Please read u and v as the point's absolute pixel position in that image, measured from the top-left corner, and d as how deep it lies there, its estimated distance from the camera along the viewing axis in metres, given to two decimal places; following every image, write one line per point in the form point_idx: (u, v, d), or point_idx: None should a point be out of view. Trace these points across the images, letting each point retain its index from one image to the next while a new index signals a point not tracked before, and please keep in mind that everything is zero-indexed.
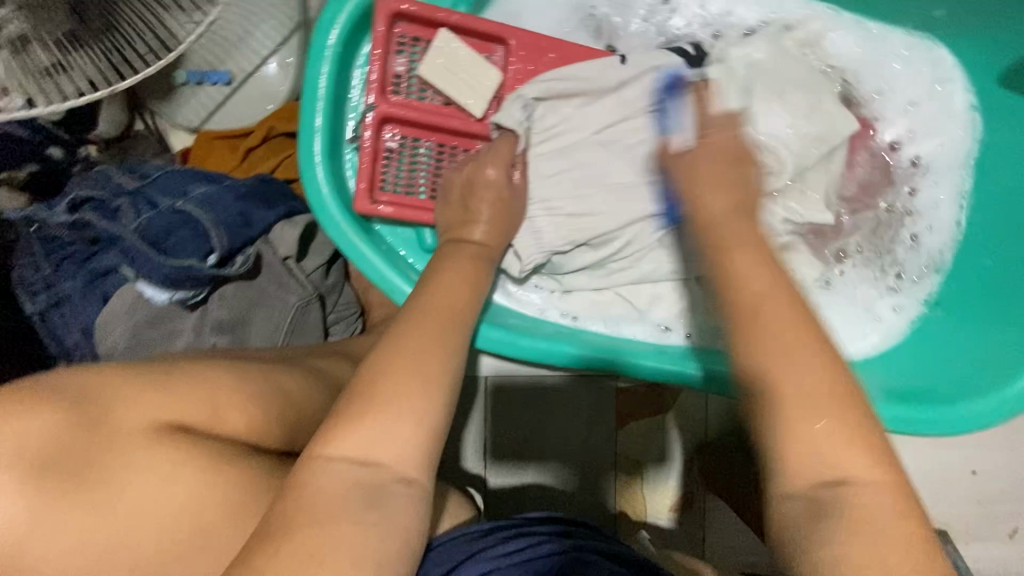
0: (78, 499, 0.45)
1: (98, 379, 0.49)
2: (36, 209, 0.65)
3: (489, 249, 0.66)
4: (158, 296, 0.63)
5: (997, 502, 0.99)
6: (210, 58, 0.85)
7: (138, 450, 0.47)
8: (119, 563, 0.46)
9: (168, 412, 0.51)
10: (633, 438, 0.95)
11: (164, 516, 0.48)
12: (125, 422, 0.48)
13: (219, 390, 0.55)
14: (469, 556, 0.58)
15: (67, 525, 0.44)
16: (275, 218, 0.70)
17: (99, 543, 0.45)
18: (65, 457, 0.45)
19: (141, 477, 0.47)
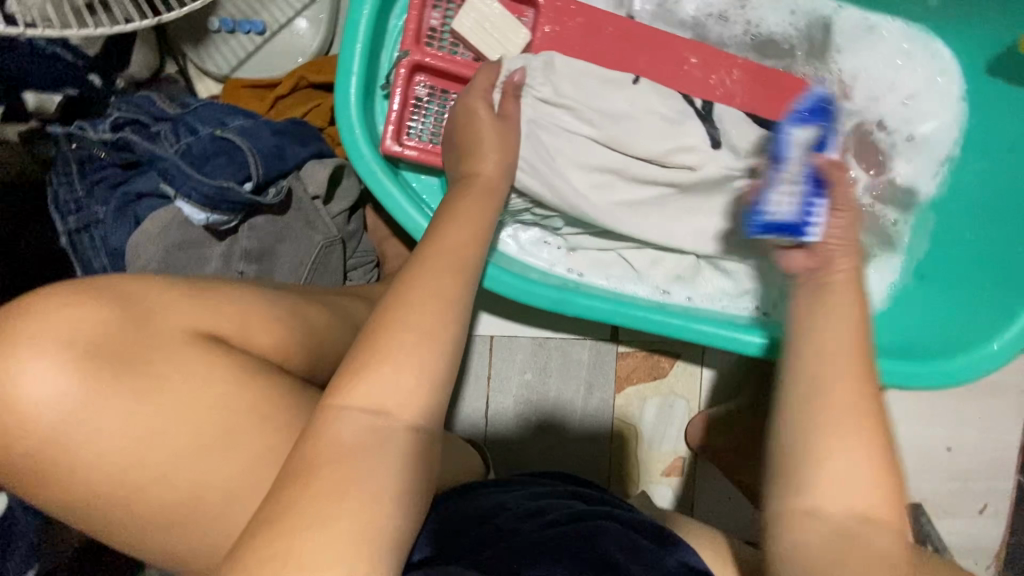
0: (115, 384, 0.48)
1: (142, 285, 0.53)
2: (76, 127, 0.66)
3: (490, 178, 0.65)
4: (195, 216, 0.65)
5: (969, 478, 1.06)
6: (244, 8, 0.87)
7: (175, 351, 0.51)
8: (147, 451, 0.48)
9: (201, 322, 0.53)
10: (630, 403, 1.01)
11: (190, 409, 0.50)
12: (164, 324, 0.51)
13: (246, 306, 0.57)
14: (492, 507, 0.62)
15: (105, 407, 0.47)
16: (307, 156, 0.73)
17: (135, 429, 0.48)
18: (104, 345, 0.48)
19: (175, 371, 0.50)
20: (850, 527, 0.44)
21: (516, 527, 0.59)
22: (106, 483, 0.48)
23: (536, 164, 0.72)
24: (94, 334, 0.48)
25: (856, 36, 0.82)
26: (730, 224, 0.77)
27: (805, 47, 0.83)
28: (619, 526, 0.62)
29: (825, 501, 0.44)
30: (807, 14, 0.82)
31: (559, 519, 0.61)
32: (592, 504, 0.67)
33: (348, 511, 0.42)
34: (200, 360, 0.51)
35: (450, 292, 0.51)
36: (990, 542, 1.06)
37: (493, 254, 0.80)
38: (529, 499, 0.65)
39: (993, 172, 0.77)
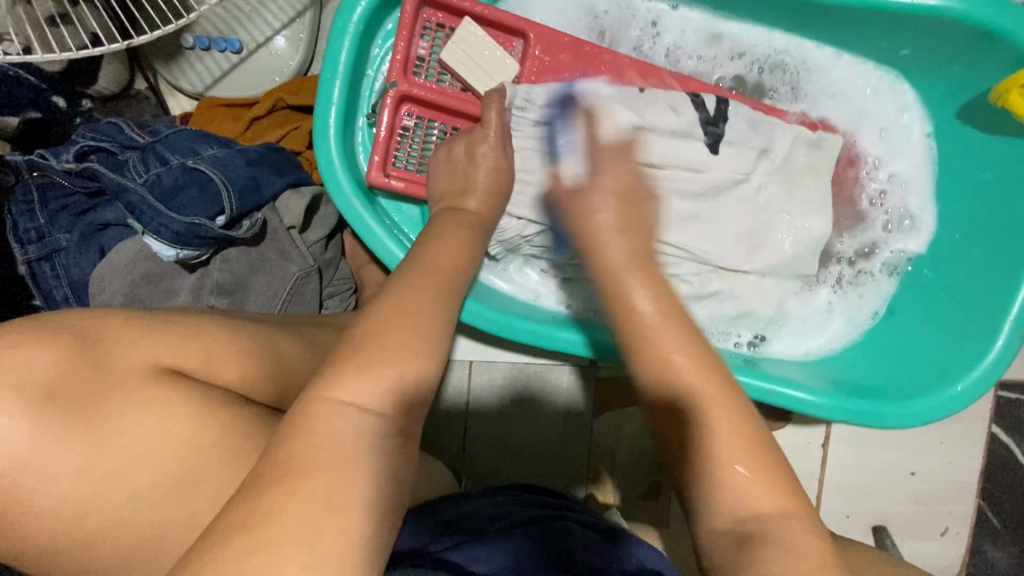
0: (56, 440, 0.41)
1: (97, 320, 0.47)
2: (38, 155, 0.64)
3: (482, 217, 0.67)
4: (164, 253, 0.63)
5: (932, 501, 1.09)
6: (220, 25, 0.84)
7: (136, 394, 0.45)
8: (91, 519, 0.43)
9: (164, 359, 0.47)
10: (608, 428, 1.02)
11: (145, 460, 0.44)
12: (126, 363, 0.45)
13: (223, 340, 0.53)
14: (467, 513, 0.64)
15: (48, 470, 0.41)
16: (283, 186, 0.70)
17: (77, 495, 0.42)
18: (65, 389, 0.42)
19: (142, 413, 0.44)
20: (742, 531, 0.48)
21: (488, 528, 0.62)
22: (49, 552, 0.43)
23: (527, 190, 0.73)
24: (40, 377, 0.42)
25: (830, 76, 0.83)
26: (723, 247, 0.77)
27: (786, 84, 0.83)
28: (584, 531, 0.64)
29: (712, 517, 0.50)
30: (781, 53, 0.83)
31: (527, 524, 0.63)
32: (556, 508, 0.69)
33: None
34: (167, 403, 0.45)
35: (431, 341, 0.49)
36: (949, 561, 1.10)
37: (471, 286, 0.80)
38: (504, 504, 0.67)
39: (953, 216, 0.80)
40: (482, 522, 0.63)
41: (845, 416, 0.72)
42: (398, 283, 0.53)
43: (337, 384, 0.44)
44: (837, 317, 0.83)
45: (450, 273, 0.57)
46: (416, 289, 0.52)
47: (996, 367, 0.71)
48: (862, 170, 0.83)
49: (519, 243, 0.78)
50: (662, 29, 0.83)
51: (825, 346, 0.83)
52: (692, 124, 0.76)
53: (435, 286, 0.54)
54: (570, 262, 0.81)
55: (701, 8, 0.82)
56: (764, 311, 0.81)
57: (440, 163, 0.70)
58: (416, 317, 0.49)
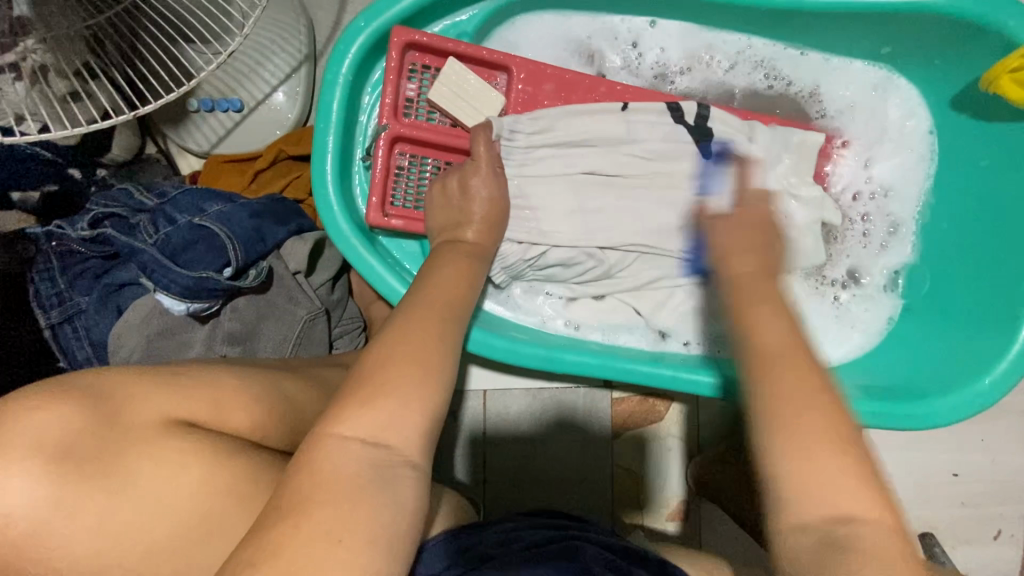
0: (75, 500, 0.42)
1: (116, 378, 0.48)
2: (56, 226, 0.68)
3: (481, 247, 0.69)
4: (175, 307, 0.65)
5: (981, 502, 1.04)
6: (222, 87, 0.89)
7: (152, 450, 0.46)
8: (116, 573, 0.44)
9: (178, 411, 0.49)
10: (627, 448, 1.02)
11: (159, 513, 0.45)
12: (138, 419, 0.46)
13: (230, 391, 0.54)
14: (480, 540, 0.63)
15: (69, 529, 0.42)
16: (286, 234, 0.73)
17: (97, 552, 0.43)
18: (83, 447, 0.43)
19: (158, 466, 0.45)
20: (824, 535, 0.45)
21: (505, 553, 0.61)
22: None
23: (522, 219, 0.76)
24: (59, 436, 0.43)
25: (819, 78, 0.82)
26: None
27: (775, 90, 0.83)
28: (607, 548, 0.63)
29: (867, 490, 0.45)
30: (767, 61, 0.82)
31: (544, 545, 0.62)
32: (571, 530, 0.68)
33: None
34: (184, 453, 0.47)
35: (433, 376, 0.49)
36: (1006, 566, 1.04)
37: (478, 316, 0.80)
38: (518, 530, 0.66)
39: (959, 209, 0.78)
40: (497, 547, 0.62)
41: (868, 419, 0.70)
42: (397, 320, 0.54)
43: (341, 422, 0.45)
44: (850, 319, 0.82)
45: (450, 306, 0.57)
46: (416, 323, 0.53)
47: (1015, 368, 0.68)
48: (853, 169, 0.82)
49: (520, 270, 0.79)
50: (643, 50, 0.83)
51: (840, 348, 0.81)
52: (682, 132, 0.78)
53: (435, 320, 0.54)
54: (572, 283, 0.82)
55: (682, 27, 0.82)
56: None
57: (434, 199, 0.72)
58: (419, 352, 0.50)
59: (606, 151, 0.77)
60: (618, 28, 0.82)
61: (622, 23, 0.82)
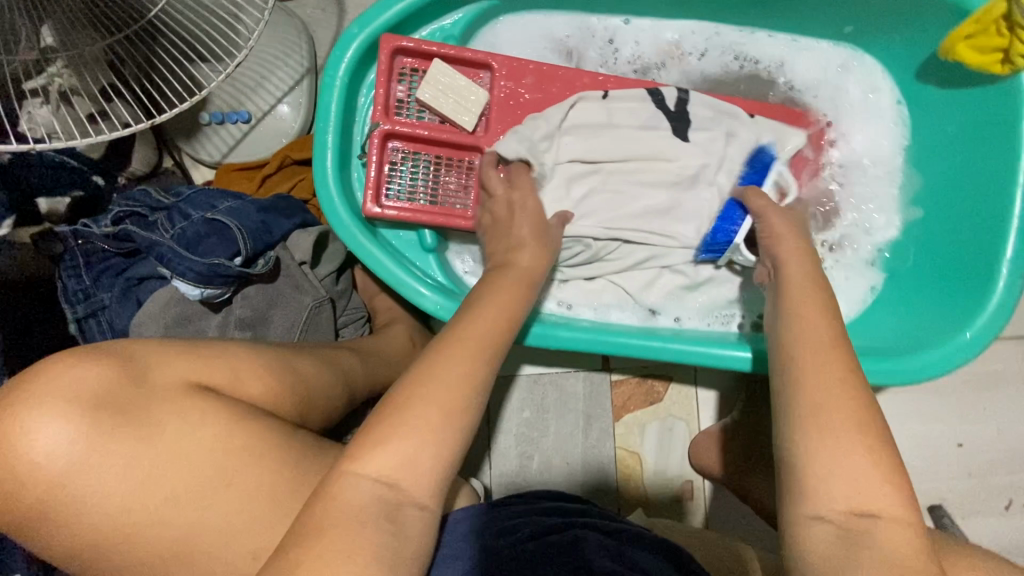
0: (104, 446, 0.47)
1: (145, 347, 0.53)
2: (82, 225, 0.73)
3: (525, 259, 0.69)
4: (191, 292, 0.70)
5: (988, 473, 1.03)
6: (231, 101, 0.96)
7: (174, 405, 0.50)
8: (138, 519, 0.47)
9: (197, 376, 0.54)
10: (629, 432, 1.04)
11: (180, 464, 0.49)
12: (163, 380, 0.51)
13: (243, 357, 0.58)
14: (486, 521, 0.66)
15: (97, 473, 0.46)
16: (292, 227, 0.78)
17: (122, 496, 0.47)
18: (111, 397, 0.48)
19: (176, 419, 0.50)
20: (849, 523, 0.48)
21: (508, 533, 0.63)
22: (101, 551, 0.47)
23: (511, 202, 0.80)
24: (92, 388, 0.48)
25: (787, 61, 0.87)
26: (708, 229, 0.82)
27: (745, 74, 0.88)
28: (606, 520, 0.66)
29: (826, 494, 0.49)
30: (737, 47, 0.87)
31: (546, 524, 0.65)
32: (575, 516, 0.70)
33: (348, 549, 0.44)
34: (200, 409, 0.51)
35: None
36: (1020, 537, 1.03)
37: None
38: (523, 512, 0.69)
39: (931, 176, 0.81)
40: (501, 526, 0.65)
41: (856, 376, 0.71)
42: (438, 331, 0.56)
43: (393, 439, 0.46)
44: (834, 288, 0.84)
45: None
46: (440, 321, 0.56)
47: (992, 325, 0.70)
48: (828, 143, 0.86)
49: None
50: (618, 44, 0.88)
51: None
52: (656, 118, 0.82)
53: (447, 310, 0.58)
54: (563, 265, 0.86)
55: (654, 20, 0.87)
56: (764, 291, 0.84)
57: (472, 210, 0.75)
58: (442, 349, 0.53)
59: (588, 137, 0.81)
60: (594, 24, 0.88)
61: (598, 19, 0.88)
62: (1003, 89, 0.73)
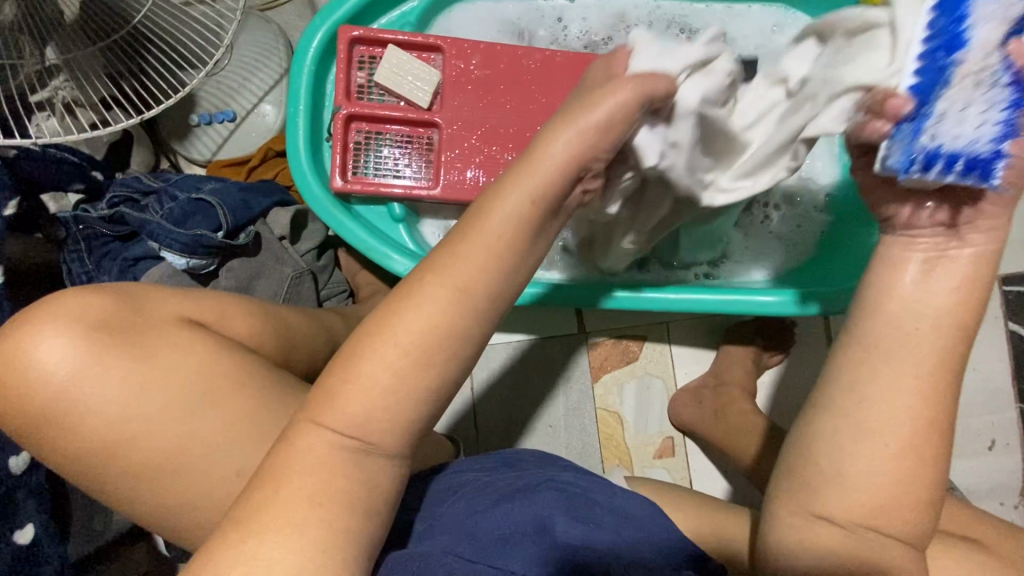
0: (94, 372, 0.51)
1: (145, 288, 0.58)
2: (82, 211, 0.81)
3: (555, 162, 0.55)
4: (177, 262, 0.78)
5: (967, 414, 1.04)
6: (217, 102, 1.04)
7: (167, 333, 0.55)
8: (125, 443, 0.52)
9: (187, 313, 0.58)
10: (608, 393, 1.08)
11: (163, 391, 0.53)
12: (158, 313, 0.56)
13: (232, 300, 0.63)
14: (459, 485, 0.70)
15: (90, 396, 0.51)
16: (270, 204, 0.85)
17: (110, 419, 0.51)
18: (112, 326, 0.53)
19: (165, 347, 0.54)
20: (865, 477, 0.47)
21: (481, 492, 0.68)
22: (94, 471, 0.52)
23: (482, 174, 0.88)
24: (96, 315, 0.53)
25: (726, 24, 0.92)
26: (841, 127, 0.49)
27: (688, 38, 0.93)
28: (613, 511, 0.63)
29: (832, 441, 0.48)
30: (677, 16, 0.93)
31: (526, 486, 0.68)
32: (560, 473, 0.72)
33: (318, 454, 0.45)
34: (186, 341, 0.55)
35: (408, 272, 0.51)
36: (1006, 477, 1.03)
37: None
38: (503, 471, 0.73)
39: None
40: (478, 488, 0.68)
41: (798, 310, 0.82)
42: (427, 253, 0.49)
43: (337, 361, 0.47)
44: (786, 242, 0.94)
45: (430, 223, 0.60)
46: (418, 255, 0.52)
47: None
48: None
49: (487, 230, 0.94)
50: (566, 22, 0.95)
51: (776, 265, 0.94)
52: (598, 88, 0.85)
53: None
54: None
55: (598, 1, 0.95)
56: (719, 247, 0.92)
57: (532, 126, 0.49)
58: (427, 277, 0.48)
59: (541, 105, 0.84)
60: (542, 7, 0.95)
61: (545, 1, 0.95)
62: None
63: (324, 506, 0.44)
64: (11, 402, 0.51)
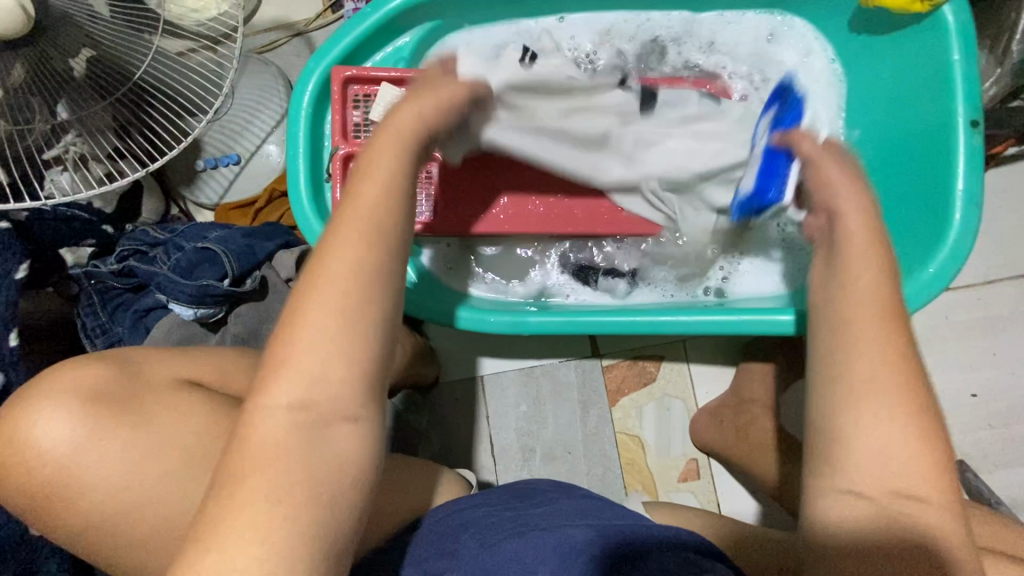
0: (97, 443, 0.52)
1: (142, 352, 0.60)
2: (93, 266, 0.82)
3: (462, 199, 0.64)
4: (185, 313, 0.79)
5: (1010, 422, 0.97)
6: (222, 146, 1.06)
7: (171, 397, 0.56)
8: (134, 509, 0.53)
9: (189, 373, 0.60)
10: (627, 415, 1.05)
11: (166, 455, 0.54)
12: (156, 377, 0.57)
13: (231, 361, 0.65)
14: (476, 518, 0.68)
15: (97, 467, 0.52)
16: (276, 247, 0.86)
17: (117, 488, 0.52)
18: (110, 396, 0.54)
19: (167, 413, 0.55)
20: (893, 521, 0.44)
21: (498, 522, 0.66)
22: (105, 538, 0.53)
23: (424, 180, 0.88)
24: (96, 387, 0.53)
25: (723, 35, 0.90)
26: None
27: (685, 51, 0.91)
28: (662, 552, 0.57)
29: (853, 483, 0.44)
30: (672, 30, 0.91)
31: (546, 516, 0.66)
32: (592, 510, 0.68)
33: (269, 434, 0.40)
34: (188, 405, 0.56)
35: None
36: None
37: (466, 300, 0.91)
38: (523, 504, 0.71)
39: (872, 128, 0.84)
40: (497, 517, 0.67)
41: None
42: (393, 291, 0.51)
43: None
44: (803, 253, 0.88)
45: None
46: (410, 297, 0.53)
47: (953, 260, 0.71)
48: None
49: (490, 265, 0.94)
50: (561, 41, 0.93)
51: (794, 278, 0.87)
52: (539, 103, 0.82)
53: None
54: (541, 259, 0.94)
55: (587, 15, 0.92)
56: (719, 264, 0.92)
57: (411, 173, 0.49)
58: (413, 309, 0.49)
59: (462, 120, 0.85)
60: (533, 29, 0.93)
61: (536, 23, 0.93)
62: (926, 32, 0.75)
63: (281, 507, 0.39)
64: (15, 480, 0.51)
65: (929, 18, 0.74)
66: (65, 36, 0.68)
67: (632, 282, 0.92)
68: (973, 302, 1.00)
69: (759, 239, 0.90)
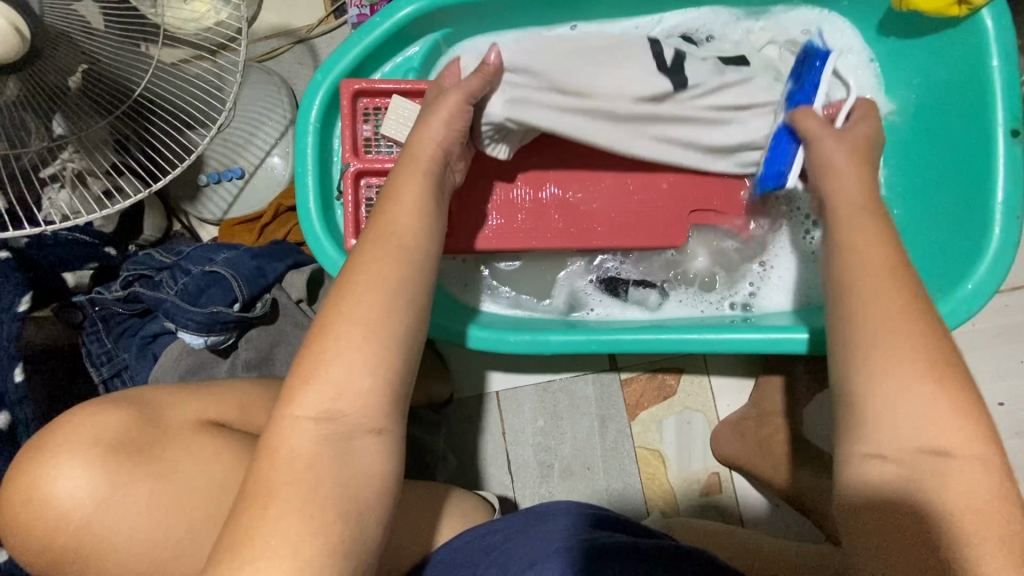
0: (115, 493, 0.51)
1: (156, 391, 0.58)
2: (96, 292, 0.79)
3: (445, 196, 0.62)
4: (195, 341, 0.76)
5: None
6: (225, 160, 1.03)
7: (190, 440, 0.55)
8: (156, 559, 0.51)
9: (206, 414, 0.59)
10: (646, 431, 1.03)
11: (188, 502, 0.53)
12: (176, 419, 0.56)
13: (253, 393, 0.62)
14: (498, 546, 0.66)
15: (115, 518, 0.50)
16: (285, 267, 0.82)
17: (136, 540, 0.51)
18: (127, 444, 0.52)
19: (185, 459, 0.54)
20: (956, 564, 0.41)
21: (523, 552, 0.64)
22: None
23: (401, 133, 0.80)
24: (113, 433, 0.52)
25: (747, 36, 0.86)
26: None
27: None
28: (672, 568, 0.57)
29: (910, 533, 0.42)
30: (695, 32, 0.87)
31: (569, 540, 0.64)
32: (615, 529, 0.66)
33: (301, 450, 0.44)
34: (207, 448, 0.55)
35: None
36: None
37: (481, 317, 0.88)
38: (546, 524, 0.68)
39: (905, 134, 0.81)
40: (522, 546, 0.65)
41: None
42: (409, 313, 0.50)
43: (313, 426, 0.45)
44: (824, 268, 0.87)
45: None
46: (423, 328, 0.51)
47: (991, 277, 0.69)
48: None
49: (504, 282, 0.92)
50: None
51: (808, 295, 0.87)
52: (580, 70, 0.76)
53: None
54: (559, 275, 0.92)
55: (599, 21, 0.89)
56: (741, 277, 0.89)
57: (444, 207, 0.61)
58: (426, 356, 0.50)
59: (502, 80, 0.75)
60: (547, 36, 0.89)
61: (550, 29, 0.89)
62: (965, 37, 0.73)
63: (313, 519, 0.42)
64: (31, 537, 0.49)
65: (966, 21, 0.72)
66: (60, 54, 0.65)
67: (663, 293, 0.90)
68: (999, 308, 0.98)
69: (779, 249, 0.89)
